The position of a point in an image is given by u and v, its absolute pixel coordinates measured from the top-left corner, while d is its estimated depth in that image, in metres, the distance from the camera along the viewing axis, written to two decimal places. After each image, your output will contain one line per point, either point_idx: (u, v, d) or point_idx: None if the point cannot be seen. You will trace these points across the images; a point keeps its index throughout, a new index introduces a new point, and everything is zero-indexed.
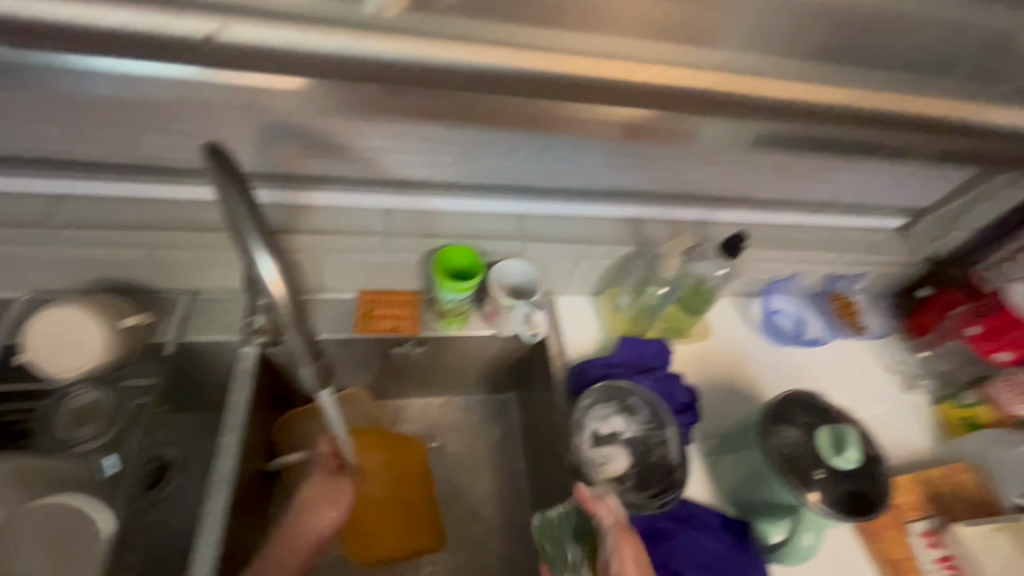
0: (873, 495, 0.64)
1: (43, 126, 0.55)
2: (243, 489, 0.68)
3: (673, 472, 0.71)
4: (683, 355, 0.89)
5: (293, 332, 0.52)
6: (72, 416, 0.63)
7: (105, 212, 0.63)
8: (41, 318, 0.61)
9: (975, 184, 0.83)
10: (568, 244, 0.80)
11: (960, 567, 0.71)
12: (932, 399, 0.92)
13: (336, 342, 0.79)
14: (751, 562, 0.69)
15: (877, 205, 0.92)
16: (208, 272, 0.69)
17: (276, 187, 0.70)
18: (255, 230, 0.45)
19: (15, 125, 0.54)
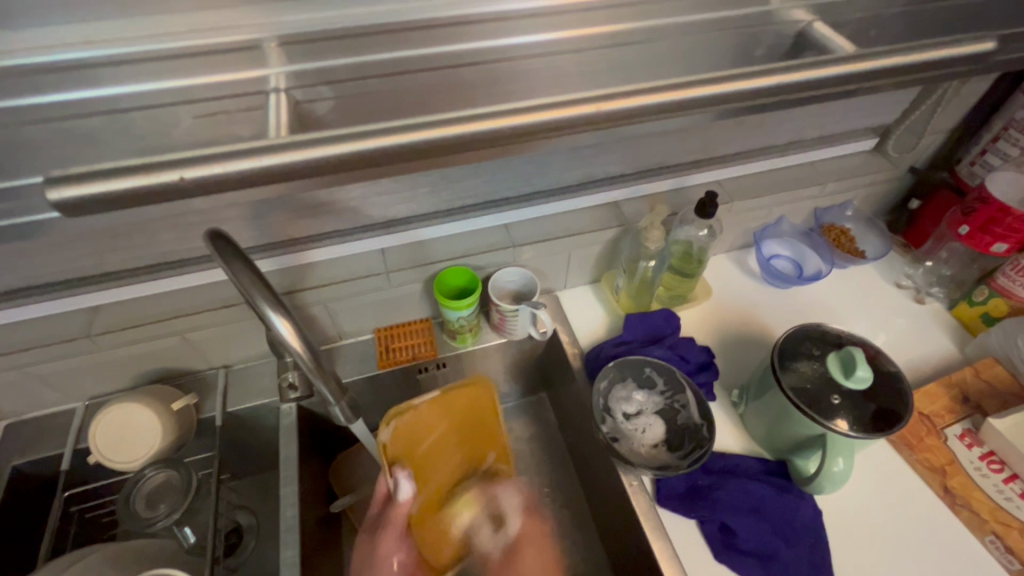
0: (896, 407, 0.66)
1: (61, 257, 0.61)
2: (310, 532, 0.74)
3: (700, 430, 0.73)
4: (692, 318, 0.92)
5: (316, 378, 0.58)
6: (145, 499, 0.69)
7: (124, 313, 0.67)
8: (103, 418, 0.69)
9: (935, 91, 0.83)
10: (555, 240, 0.83)
11: (1006, 462, 0.71)
12: (948, 304, 0.93)
13: (366, 381, 0.85)
14: (798, 499, 0.71)
15: (851, 130, 0.91)
16: (238, 343, 0.76)
17: (277, 254, 0.72)
18: (263, 296, 0.50)
19: (38, 262, 0.61)
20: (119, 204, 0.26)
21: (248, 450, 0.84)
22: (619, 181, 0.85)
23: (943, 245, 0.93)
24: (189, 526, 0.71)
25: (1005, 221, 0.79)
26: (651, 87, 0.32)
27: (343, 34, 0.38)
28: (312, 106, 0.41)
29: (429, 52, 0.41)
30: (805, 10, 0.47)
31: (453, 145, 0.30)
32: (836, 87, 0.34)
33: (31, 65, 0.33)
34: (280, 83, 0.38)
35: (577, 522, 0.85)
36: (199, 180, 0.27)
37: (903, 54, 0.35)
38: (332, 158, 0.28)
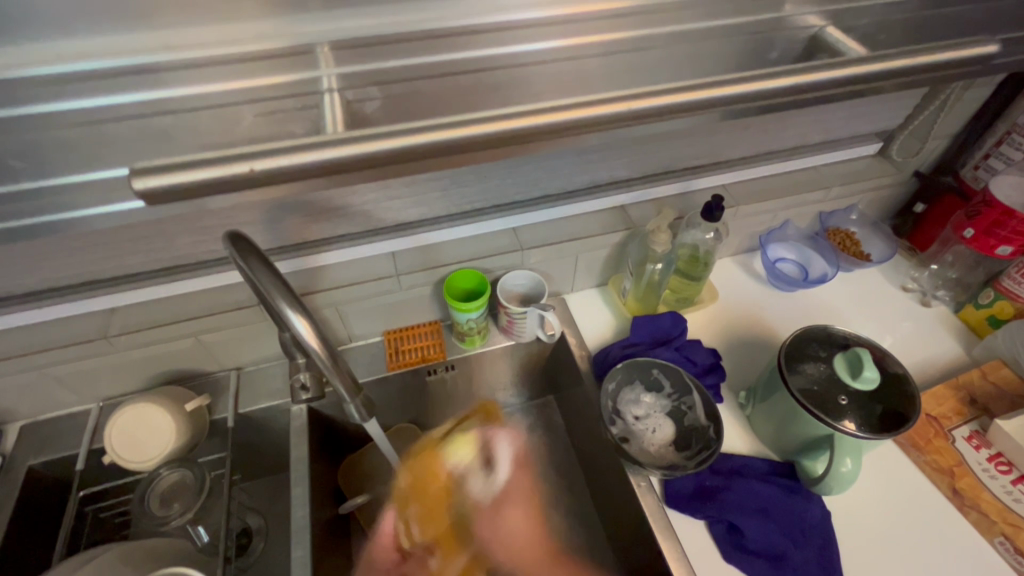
0: (903, 407, 0.66)
1: (81, 260, 0.63)
2: (320, 532, 0.74)
3: (708, 432, 0.74)
4: (699, 321, 0.93)
5: (332, 377, 0.59)
6: (160, 497, 0.70)
7: (141, 315, 0.68)
8: (117, 419, 0.70)
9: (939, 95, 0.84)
10: (564, 244, 0.84)
11: (1013, 463, 0.72)
12: (953, 307, 0.93)
13: (377, 382, 0.86)
14: (806, 500, 0.71)
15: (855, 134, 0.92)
16: (251, 345, 0.78)
17: (291, 257, 0.74)
18: (282, 297, 0.52)
19: (58, 265, 0.62)
20: (163, 196, 0.27)
21: (260, 451, 0.85)
22: (625, 186, 0.86)
23: (948, 249, 0.93)
24: (202, 525, 0.72)
25: (1008, 224, 0.80)
26: (671, 87, 0.33)
27: (390, 40, 0.40)
28: (362, 106, 0.41)
29: (465, 56, 0.42)
30: (820, 15, 0.48)
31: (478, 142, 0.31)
32: (848, 86, 0.35)
33: (84, 70, 0.35)
34: (333, 84, 0.39)
35: (584, 525, 0.86)
36: (237, 178, 0.28)
37: (912, 57, 0.36)
38: (359, 157, 0.29)
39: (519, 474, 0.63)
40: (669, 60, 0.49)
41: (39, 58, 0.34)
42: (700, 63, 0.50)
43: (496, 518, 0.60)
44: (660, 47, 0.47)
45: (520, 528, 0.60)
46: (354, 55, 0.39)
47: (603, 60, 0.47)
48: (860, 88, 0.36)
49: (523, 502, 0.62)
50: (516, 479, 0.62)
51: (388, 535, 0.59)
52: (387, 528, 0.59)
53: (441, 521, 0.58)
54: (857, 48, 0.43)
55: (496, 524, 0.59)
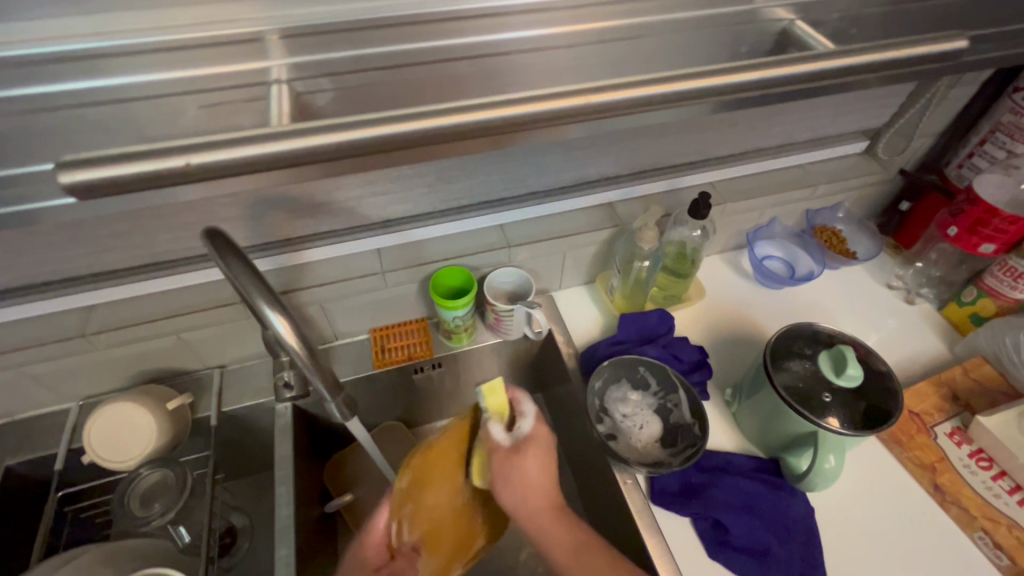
0: (886, 404, 0.67)
1: (56, 256, 0.61)
2: (305, 532, 0.74)
3: (693, 429, 0.74)
4: (686, 319, 0.93)
5: (314, 376, 0.58)
6: (141, 497, 0.69)
7: (121, 313, 0.67)
8: (96, 418, 0.69)
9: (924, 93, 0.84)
10: (551, 240, 0.84)
11: (995, 459, 0.72)
12: (937, 305, 0.94)
13: (362, 381, 0.85)
14: (790, 497, 0.71)
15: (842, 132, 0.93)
16: (234, 343, 0.76)
17: (274, 254, 0.73)
18: (261, 294, 0.51)
19: (33, 261, 0.61)
20: (127, 185, 0.26)
21: (244, 450, 0.84)
22: (613, 183, 0.86)
23: (932, 246, 0.94)
24: (184, 525, 0.71)
25: (991, 222, 0.80)
26: (644, 79, 0.33)
27: (346, 27, 0.39)
28: (313, 98, 0.41)
29: (423, 46, 0.42)
30: (789, 9, 0.48)
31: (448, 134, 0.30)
32: (820, 81, 0.36)
33: (43, 55, 0.34)
34: (281, 75, 0.39)
35: (572, 522, 0.86)
36: (205, 168, 0.28)
37: (888, 51, 0.36)
38: (327, 153, 0.29)
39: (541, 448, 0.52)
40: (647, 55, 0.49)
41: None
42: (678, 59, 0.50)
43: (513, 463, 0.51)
44: (638, 42, 0.47)
45: (541, 475, 0.51)
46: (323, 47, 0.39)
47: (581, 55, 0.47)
48: (831, 84, 0.36)
49: (548, 456, 0.52)
50: (538, 438, 0.52)
51: (381, 533, 0.60)
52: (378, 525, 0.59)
53: (434, 524, 0.55)
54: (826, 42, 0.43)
55: (516, 471, 0.50)
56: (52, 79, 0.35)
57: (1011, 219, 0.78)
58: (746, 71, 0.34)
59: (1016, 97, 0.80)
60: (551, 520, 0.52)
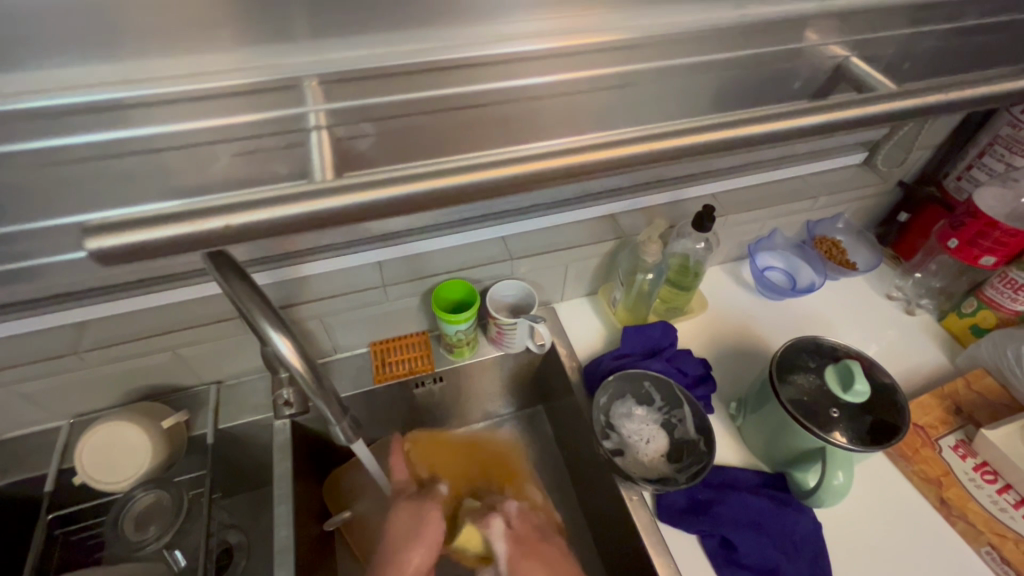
0: (893, 419, 0.66)
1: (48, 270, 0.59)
2: (303, 552, 0.72)
3: (699, 444, 0.73)
4: (689, 331, 0.92)
5: (316, 397, 0.56)
6: (135, 520, 0.67)
7: (114, 328, 0.65)
8: (90, 438, 0.67)
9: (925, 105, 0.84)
10: (554, 252, 0.83)
11: (999, 472, 0.72)
12: (937, 316, 0.94)
13: (361, 396, 0.83)
14: (798, 512, 0.70)
15: (844, 143, 0.93)
16: (231, 358, 0.74)
17: (272, 268, 0.71)
18: (262, 314, 0.49)
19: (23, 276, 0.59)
20: (147, 251, 0.26)
21: (239, 467, 0.81)
22: (616, 195, 0.85)
23: (933, 257, 0.94)
24: (180, 548, 0.68)
25: (991, 235, 0.80)
26: (674, 126, 0.32)
27: (377, 74, 0.38)
28: (353, 142, 0.42)
29: (448, 94, 0.41)
30: (844, 45, 0.48)
31: (467, 172, 0.29)
32: (851, 128, 0.35)
33: (68, 105, 0.33)
34: (320, 120, 0.39)
35: (575, 538, 0.85)
36: (226, 219, 0.27)
37: (921, 96, 0.35)
38: (346, 198, 0.28)
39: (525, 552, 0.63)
40: (666, 92, 0.48)
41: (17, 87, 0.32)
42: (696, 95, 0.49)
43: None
44: (659, 77, 0.46)
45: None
46: (343, 86, 0.38)
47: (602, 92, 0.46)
48: (860, 129, 0.35)
49: (543, 554, 0.63)
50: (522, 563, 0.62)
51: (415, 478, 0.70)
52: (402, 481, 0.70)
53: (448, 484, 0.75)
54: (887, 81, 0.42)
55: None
56: (47, 91, 0.33)
57: (1013, 231, 0.79)
58: (777, 118, 0.33)
59: (1015, 110, 0.80)
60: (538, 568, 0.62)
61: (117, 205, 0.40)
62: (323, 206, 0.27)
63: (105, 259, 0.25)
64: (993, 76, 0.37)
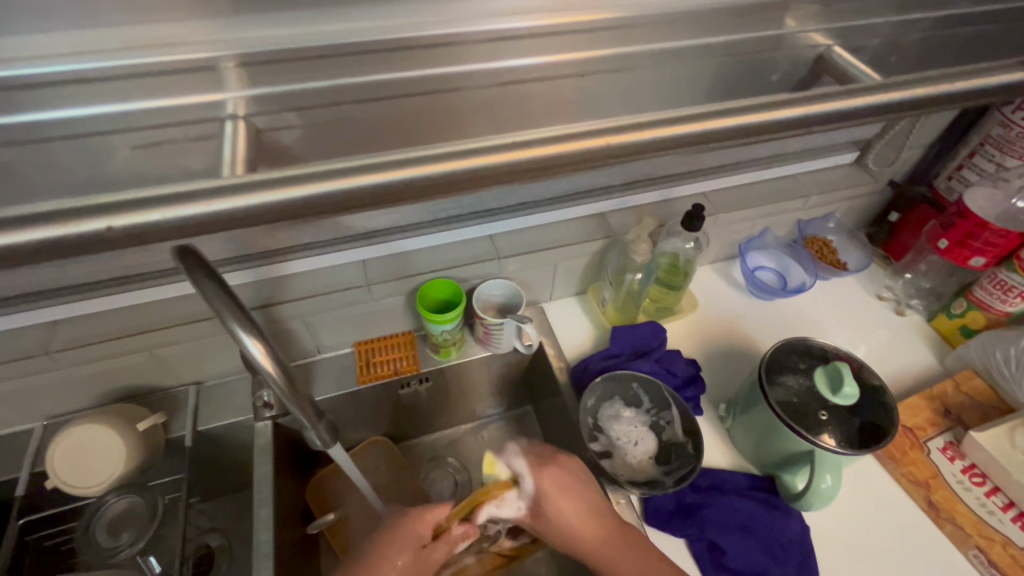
0: (882, 422, 0.65)
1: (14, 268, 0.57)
2: (283, 556, 0.70)
3: (687, 447, 0.72)
4: (679, 331, 0.91)
5: (290, 400, 0.54)
6: (107, 527, 0.65)
7: (85, 329, 0.63)
8: (60, 441, 0.64)
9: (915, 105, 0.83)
10: (542, 251, 0.81)
11: (987, 475, 0.72)
12: (928, 316, 0.93)
13: (344, 397, 0.82)
14: (787, 516, 0.69)
15: (836, 141, 0.91)
16: (208, 359, 0.72)
17: (251, 266, 0.69)
18: (233, 315, 0.47)
19: None
20: (88, 245, 0.24)
21: (219, 470, 0.79)
22: (606, 193, 0.84)
23: (923, 258, 0.93)
24: (153, 554, 0.66)
25: (981, 235, 0.80)
26: (654, 116, 0.30)
27: (300, 56, 0.37)
28: (278, 135, 0.40)
29: (413, 74, 0.40)
30: (825, 33, 0.48)
31: (432, 165, 0.28)
32: (838, 121, 0.33)
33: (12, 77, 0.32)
34: (237, 109, 0.37)
35: None
36: (181, 218, 0.25)
37: (909, 87, 0.34)
38: (303, 192, 0.26)
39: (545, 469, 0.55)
40: (649, 82, 0.47)
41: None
42: (677, 86, 0.48)
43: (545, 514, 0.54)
44: (640, 67, 0.45)
45: (571, 507, 0.53)
46: (315, 68, 0.38)
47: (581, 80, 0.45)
48: (847, 122, 0.34)
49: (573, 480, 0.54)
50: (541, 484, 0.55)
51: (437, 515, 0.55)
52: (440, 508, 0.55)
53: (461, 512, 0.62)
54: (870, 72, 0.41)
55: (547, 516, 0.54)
56: None
57: (1003, 232, 0.78)
58: (760, 109, 0.32)
59: (1006, 110, 0.79)
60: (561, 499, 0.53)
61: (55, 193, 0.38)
62: (280, 203, 0.26)
63: (44, 257, 0.23)
64: (984, 68, 0.36)
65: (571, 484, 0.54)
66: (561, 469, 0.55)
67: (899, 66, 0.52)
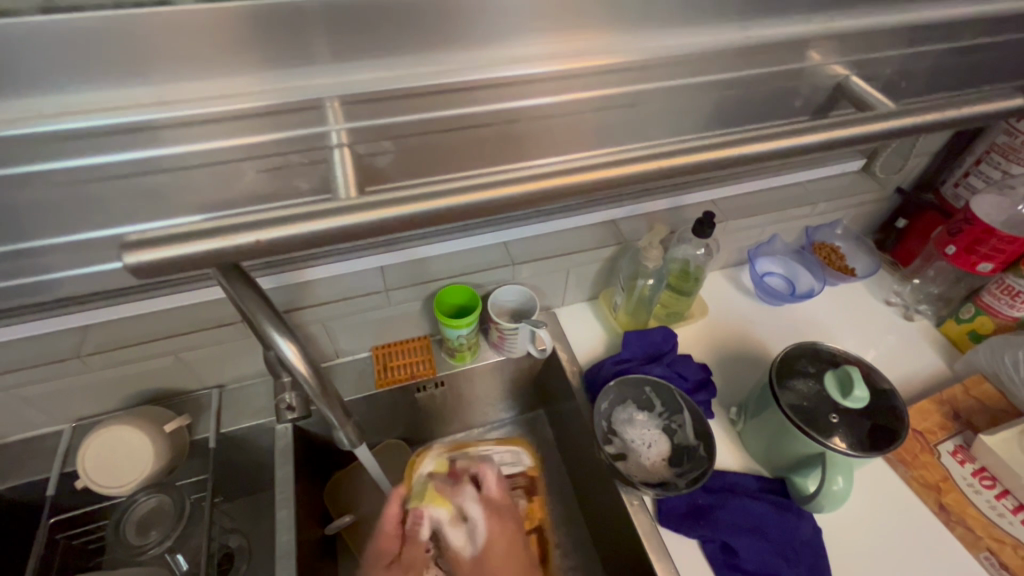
0: (892, 424, 0.67)
1: None
2: (305, 555, 0.72)
3: (699, 450, 0.74)
4: (689, 336, 0.93)
5: (319, 401, 0.56)
6: (138, 525, 0.67)
7: (118, 332, 0.65)
8: (90, 442, 0.67)
9: None
10: (555, 257, 0.83)
11: (997, 478, 0.73)
12: (936, 322, 0.94)
13: (363, 400, 0.84)
14: (798, 517, 0.70)
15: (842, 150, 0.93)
16: (233, 363, 0.74)
17: (276, 273, 0.71)
18: (268, 319, 0.49)
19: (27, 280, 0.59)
20: (164, 268, 0.26)
21: (240, 471, 0.81)
22: (617, 201, 0.86)
23: (931, 264, 0.94)
24: (181, 553, 0.69)
25: (989, 241, 0.81)
26: (677, 147, 0.32)
27: (405, 93, 0.39)
28: (373, 159, 0.42)
29: (463, 111, 0.42)
30: (846, 65, 0.49)
31: (470, 191, 0.29)
32: (847, 146, 0.35)
33: (75, 126, 0.34)
34: (343, 139, 0.39)
35: (576, 543, 0.85)
36: (249, 244, 0.27)
37: (917, 115, 0.36)
38: (354, 216, 0.28)
39: (496, 520, 0.59)
40: (667, 109, 0.49)
41: (38, 104, 0.33)
42: (693, 113, 0.50)
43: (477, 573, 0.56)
44: (660, 97, 0.47)
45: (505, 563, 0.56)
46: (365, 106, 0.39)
47: (604, 110, 0.46)
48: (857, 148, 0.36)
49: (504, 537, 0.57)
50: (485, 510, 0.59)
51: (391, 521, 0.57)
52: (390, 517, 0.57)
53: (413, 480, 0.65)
54: (884, 101, 0.43)
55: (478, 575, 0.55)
56: (60, 103, 0.33)
57: (1009, 239, 0.79)
58: (775, 138, 0.34)
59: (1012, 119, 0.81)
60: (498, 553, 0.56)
61: (115, 223, 0.40)
62: (333, 225, 0.28)
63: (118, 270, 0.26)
64: (988, 96, 0.38)
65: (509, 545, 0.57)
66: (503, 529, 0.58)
67: (905, 89, 0.54)
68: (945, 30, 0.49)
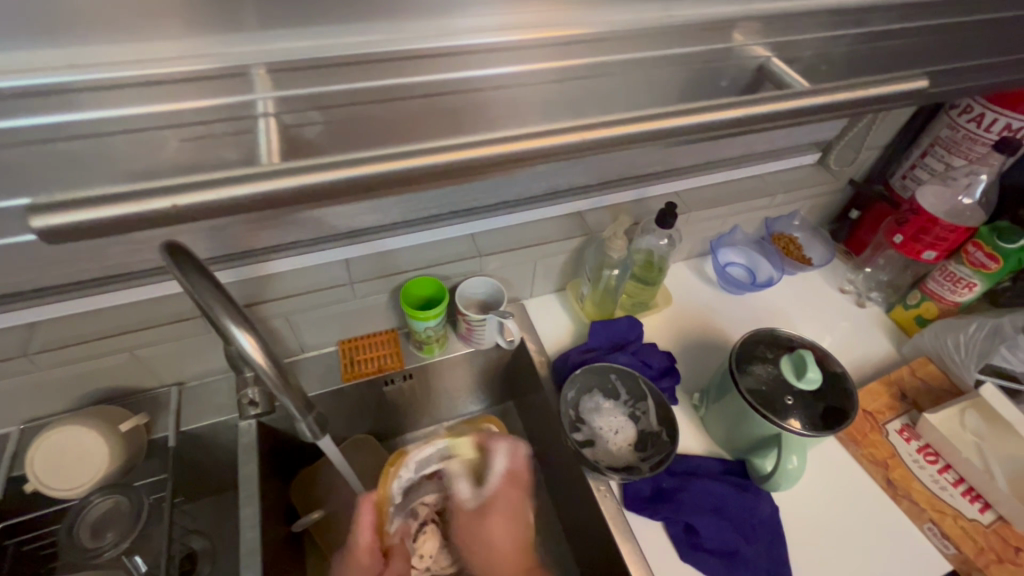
0: (843, 404, 0.70)
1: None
2: (270, 552, 0.71)
3: (662, 435, 0.75)
4: (654, 325, 0.95)
5: (279, 393, 0.55)
6: (92, 528, 0.64)
7: (67, 329, 0.62)
8: (40, 445, 0.64)
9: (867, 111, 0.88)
10: (523, 249, 0.84)
11: (939, 454, 0.77)
12: (886, 308, 0.99)
13: (329, 394, 0.83)
14: (756, 496, 0.73)
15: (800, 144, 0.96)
16: (193, 359, 0.72)
17: (236, 266, 0.69)
18: (225, 311, 0.48)
19: None
20: (102, 234, 0.26)
21: (203, 469, 0.79)
22: (583, 193, 0.87)
23: (881, 253, 0.99)
24: (140, 554, 0.66)
25: (933, 230, 0.85)
26: (620, 120, 0.33)
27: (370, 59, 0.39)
28: (302, 129, 0.39)
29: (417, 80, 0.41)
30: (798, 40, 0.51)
31: (412, 159, 0.30)
32: (779, 120, 0.37)
33: (2, 87, 0.32)
34: (270, 108, 0.37)
35: (545, 529, 0.86)
36: (199, 208, 0.27)
37: (845, 92, 0.38)
38: (294, 183, 0.28)
39: (512, 486, 0.59)
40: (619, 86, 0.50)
41: None
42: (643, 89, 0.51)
43: (477, 524, 0.59)
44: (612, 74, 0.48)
45: (507, 538, 0.57)
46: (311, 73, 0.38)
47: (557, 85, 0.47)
48: (789, 122, 0.38)
49: (511, 509, 0.58)
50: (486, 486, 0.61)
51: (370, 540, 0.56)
52: (367, 536, 0.56)
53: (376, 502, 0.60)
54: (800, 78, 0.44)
55: (479, 526, 0.58)
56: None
57: (952, 227, 0.84)
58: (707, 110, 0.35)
59: (952, 113, 0.84)
60: (514, 498, 0.59)
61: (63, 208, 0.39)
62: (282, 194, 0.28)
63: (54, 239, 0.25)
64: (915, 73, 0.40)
65: (518, 513, 0.58)
66: (512, 500, 0.58)
67: None
68: (900, 11, 0.49)
